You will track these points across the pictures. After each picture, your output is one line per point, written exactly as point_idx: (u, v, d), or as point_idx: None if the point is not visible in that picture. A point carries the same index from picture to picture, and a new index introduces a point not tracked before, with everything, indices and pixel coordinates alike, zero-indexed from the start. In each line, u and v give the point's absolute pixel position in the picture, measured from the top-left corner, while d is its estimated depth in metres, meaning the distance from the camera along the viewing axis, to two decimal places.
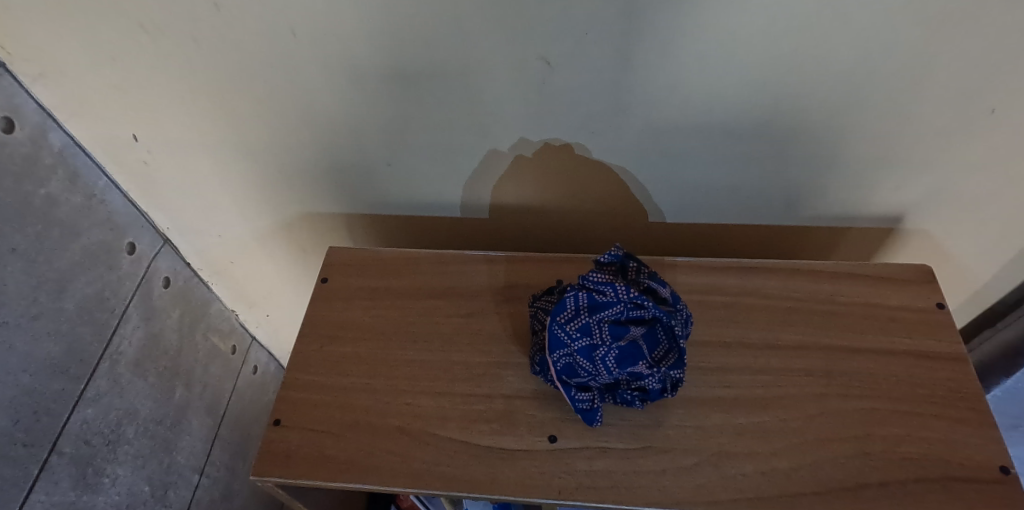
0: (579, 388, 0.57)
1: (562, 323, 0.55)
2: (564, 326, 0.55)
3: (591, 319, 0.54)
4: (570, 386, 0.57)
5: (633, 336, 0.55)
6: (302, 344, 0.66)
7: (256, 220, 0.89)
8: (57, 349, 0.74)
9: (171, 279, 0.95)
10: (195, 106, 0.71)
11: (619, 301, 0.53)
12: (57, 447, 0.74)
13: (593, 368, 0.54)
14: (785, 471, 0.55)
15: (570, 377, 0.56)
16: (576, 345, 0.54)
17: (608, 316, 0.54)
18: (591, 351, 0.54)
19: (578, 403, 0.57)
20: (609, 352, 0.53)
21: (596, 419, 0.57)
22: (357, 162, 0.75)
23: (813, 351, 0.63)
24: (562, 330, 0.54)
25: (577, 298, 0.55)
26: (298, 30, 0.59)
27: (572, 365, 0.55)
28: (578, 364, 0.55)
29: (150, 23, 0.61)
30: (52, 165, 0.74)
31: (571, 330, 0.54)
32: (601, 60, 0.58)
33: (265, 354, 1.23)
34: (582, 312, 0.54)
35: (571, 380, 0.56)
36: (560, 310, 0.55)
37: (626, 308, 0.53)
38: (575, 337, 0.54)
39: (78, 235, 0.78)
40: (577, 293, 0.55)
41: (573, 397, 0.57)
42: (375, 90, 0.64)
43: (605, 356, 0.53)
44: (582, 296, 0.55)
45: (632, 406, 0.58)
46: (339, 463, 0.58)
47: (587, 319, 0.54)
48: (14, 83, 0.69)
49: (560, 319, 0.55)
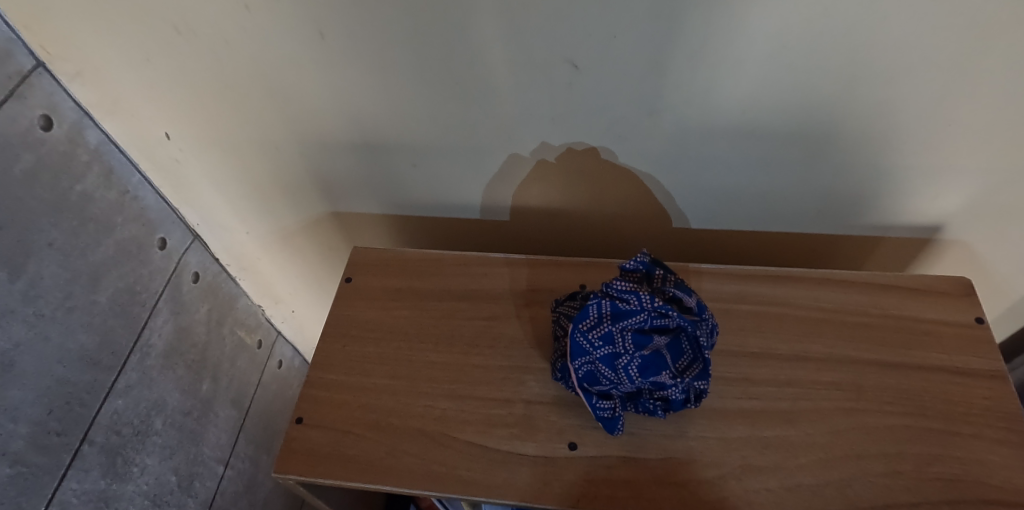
0: (600, 396, 0.56)
1: (584, 330, 0.54)
2: (586, 333, 0.54)
3: (614, 327, 0.53)
4: (592, 393, 0.56)
5: (658, 345, 0.53)
6: (325, 343, 0.67)
7: (282, 219, 0.91)
8: (90, 341, 0.76)
9: (200, 274, 0.98)
10: (223, 106, 0.72)
11: (644, 311, 0.52)
12: (89, 436, 0.75)
13: (615, 376, 0.54)
14: (812, 487, 0.54)
15: (591, 385, 0.56)
16: (598, 354, 0.53)
17: (630, 325, 0.52)
18: (614, 359, 0.53)
19: (600, 411, 0.56)
20: (632, 361, 0.53)
21: (618, 428, 0.57)
22: (382, 163, 0.76)
23: (843, 364, 0.61)
24: (585, 338, 0.54)
25: (600, 306, 0.54)
26: (327, 32, 0.59)
27: (594, 373, 0.55)
28: (600, 373, 0.54)
29: (182, 24, 0.62)
30: (88, 162, 0.77)
31: (594, 338, 0.53)
32: (629, 62, 0.57)
33: (289, 349, 1.26)
34: (605, 320, 0.53)
35: (593, 388, 0.56)
36: (582, 316, 0.55)
37: (650, 319, 0.52)
38: (597, 345, 0.53)
39: (111, 230, 0.80)
40: (599, 300, 0.54)
41: (594, 404, 0.56)
42: (403, 96, 0.65)
43: (628, 364, 0.52)
44: (605, 303, 0.54)
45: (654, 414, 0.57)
46: (359, 463, 0.58)
47: (609, 326, 0.53)
48: (53, 82, 0.72)
49: (582, 326, 0.54)
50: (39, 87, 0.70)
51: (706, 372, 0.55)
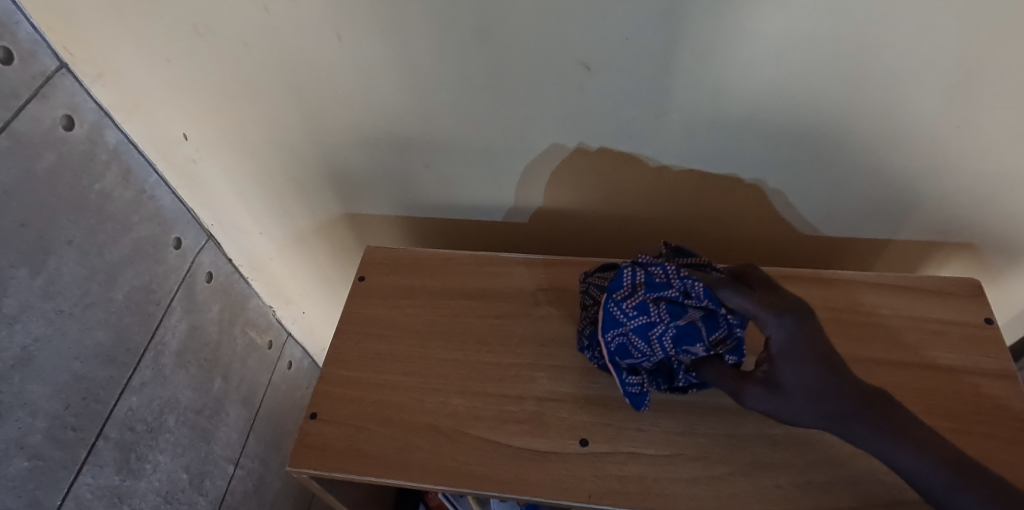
0: (630, 370, 0.57)
1: (619, 299, 0.54)
2: (621, 303, 0.54)
3: (649, 298, 0.52)
4: (622, 367, 0.57)
5: (692, 318, 0.52)
6: (338, 340, 0.67)
7: (296, 220, 0.92)
8: (106, 338, 0.77)
9: (213, 274, 1.00)
10: (239, 108, 0.73)
11: (676, 284, 0.51)
12: (104, 432, 0.76)
13: (648, 347, 0.54)
14: (823, 485, 0.54)
15: (623, 357, 0.56)
16: (632, 324, 0.53)
17: (663, 296, 0.52)
18: (648, 330, 0.53)
19: (628, 385, 0.57)
20: (666, 332, 0.52)
21: (644, 403, 0.58)
22: (396, 165, 0.77)
23: (853, 363, 0.61)
24: (619, 307, 0.53)
25: (634, 275, 0.54)
26: (344, 34, 0.60)
27: (626, 344, 0.55)
28: (632, 344, 0.55)
29: (202, 26, 0.63)
30: (107, 162, 0.78)
31: (628, 308, 0.53)
32: (641, 63, 0.58)
33: (298, 350, 1.27)
34: (639, 289, 0.53)
35: (622, 361, 0.56)
36: (616, 285, 0.55)
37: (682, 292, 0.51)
38: (632, 315, 0.53)
39: (128, 228, 0.81)
40: (634, 269, 0.54)
41: (624, 380, 0.57)
42: (417, 98, 0.66)
43: (662, 334, 0.52)
44: (640, 273, 0.53)
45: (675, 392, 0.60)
46: (372, 458, 0.59)
47: (643, 296, 0.52)
48: (75, 83, 0.74)
49: (617, 296, 0.54)
50: (61, 88, 0.72)
51: (739, 348, 0.53)
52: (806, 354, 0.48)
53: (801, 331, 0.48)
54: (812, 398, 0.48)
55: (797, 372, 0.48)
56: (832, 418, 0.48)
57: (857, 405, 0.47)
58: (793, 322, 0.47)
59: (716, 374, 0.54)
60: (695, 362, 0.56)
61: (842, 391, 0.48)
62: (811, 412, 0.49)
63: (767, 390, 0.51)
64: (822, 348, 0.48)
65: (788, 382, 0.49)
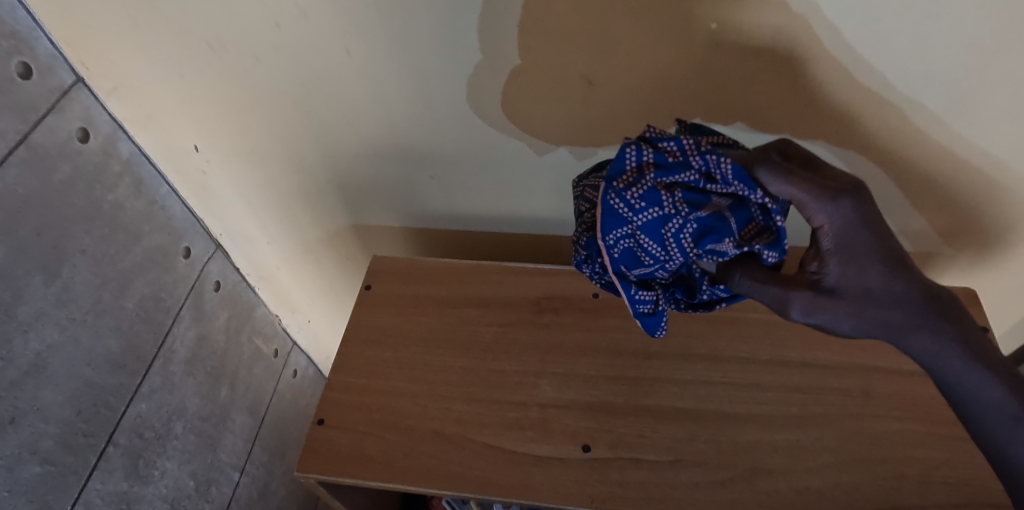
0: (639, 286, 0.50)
1: (621, 190, 0.44)
2: (625, 194, 0.44)
3: (659, 185, 0.43)
4: (631, 282, 0.49)
5: (716, 207, 0.43)
6: (345, 347, 0.69)
7: (304, 229, 0.94)
8: (117, 345, 0.78)
9: (221, 282, 1.01)
10: (250, 121, 0.75)
11: (692, 164, 0.43)
12: (113, 438, 0.77)
13: (662, 250, 0.45)
14: (820, 490, 0.55)
15: (630, 266, 0.48)
16: (641, 221, 0.44)
17: (677, 181, 0.43)
18: (660, 227, 0.44)
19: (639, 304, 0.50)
20: (683, 230, 0.43)
21: (659, 326, 0.53)
22: (402, 176, 0.79)
23: (850, 370, 0.63)
24: (623, 199, 0.44)
25: (640, 154, 0.45)
26: (353, 50, 0.62)
27: (633, 250, 0.47)
28: (641, 247, 0.46)
29: (216, 42, 0.65)
30: (120, 173, 0.80)
31: (634, 199, 0.44)
32: (642, 80, 0.58)
33: (304, 358, 1.29)
34: (647, 174, 0.44)
35: (631, 271, 0.48)
36: (617, 169, 0.46)
37: (701, 174, 0.43)
38: (640, 208, 0.44)
39: (140, 238, 0.83)
40: (639, 149, 0.45)
41: (634, 297, 0.50)
42: (424, 111, 0.68)
43: (679, 230, 0.43)
44: (647, 153, 0.45)
45: (700, 309, 0.54)
46: (378, 463, 0.60)
47: (653, 182, 0.44)
48: (90, 97, 0.76)
49: (619, 186, 0.45)
50: (77, 101, 0.74)
51: (778, 243, 0.43)
52: (865, 246, 0.38)
53: (858, 217, 0.37)
54: (872, 303, 0.38)
55: (850, 270, 0.38)
56: (894, 328, 0.38)
57: (934, 310, 0.38)
58: (850, 205, 0.37)
59: (754, 280, 0.43)
60: (726, 268, 0.45)
61: (911, 290, 0.38)
62: (865, 319, 0.39)
63: (815, 294, 0.40)
64: (883, 240, 0.38)
65: (837, 280, 0.38)
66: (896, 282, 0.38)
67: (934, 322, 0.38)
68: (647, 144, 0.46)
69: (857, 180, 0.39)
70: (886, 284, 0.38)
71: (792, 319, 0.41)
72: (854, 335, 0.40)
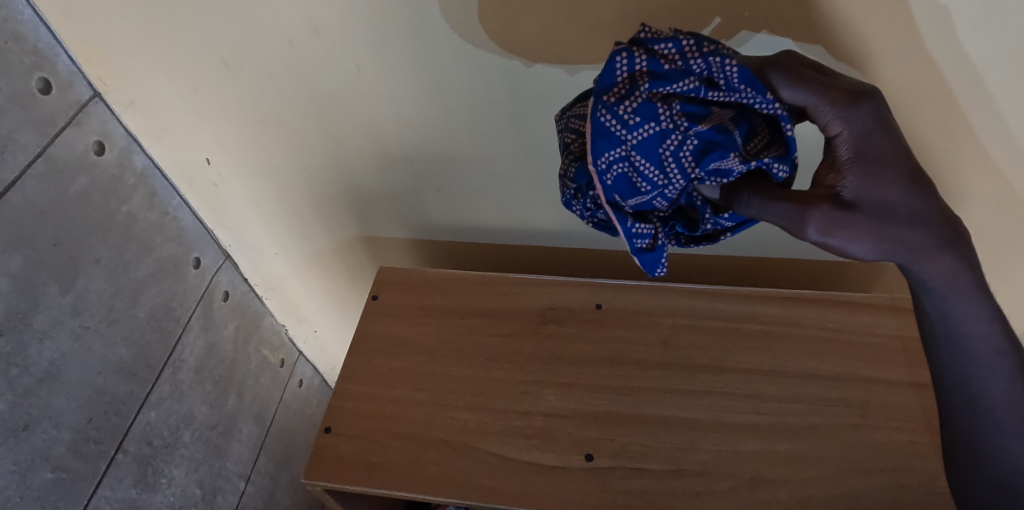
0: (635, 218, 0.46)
1: (614, 106, 0.41)
2: (618, 111, 0.41)
3: (656, 100, 0.40)
4: (625, 213, 0.46)
5: (719, 119, 0.41)
6: (352, 356, 0.70)
7: (312, 240, 0.96)
8: (128, 354, 0.80)
9: (230, 292, 1.03)
10: (262, 134, 0.77)
11: (692, 69, 0.39)
12: (123, 445, 0.78)
13: (660, 175, 0.42)
14: (821, 500, 0.56)
15: (626, 195, 0.44)
16: (635, 139, 0.41)
17: (674, 91, 0.40)
18: (658, 145, 0.41)
19: (636, 238, 0.47)
20: (683, 147, 0.41)
21: (659, 265, 0.49)
22: (409, 188, 0.81)
23: (850, 382, 0.63)
24: (617, 116, 0.40)
25: (631, 61, 0.41)
26: (363, 66, 0.64)
27: (629, 176, 0.43)
28: (636, 170, 0.42)
29: (230, 58, 0.67)
30: (134, 185, 0.82)
31: (629, 115, 0.40)
32: None
33: (309, 368, 1.31)
34: (642, 86, 0.40)
35: (626, 201, 0.44)
36: (608, 81, 0.42)
37: (701, 80, 0.40)
38: (636, 126, 0.40)
39: (152, 248, 0.85)
40: (630, 54, 0.41)
41: (631, 231, 0.46)
42: (431, 125, 0.69)
43: (680, 149, 0.41)
44: (641, 60, 0.40)
45: (703, 243, 0.51)
46: (384, 471, 0.61)
47: (648, 94, 0.40)
48: (107, 111, 0.77)
49: (610, 101, 0.41)
50: (94, 116, 0.76)
51: (788, 156, 0.41)
52: (886, 157, 0.38)
53: (876, 126, 0.38)
54: (891, 219, 0.39)
55: (868, 181, 0.38)
56: (910, 247, 0.40)
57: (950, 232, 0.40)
58: (867, 113, 0.38)
59: (764, 198, 0.42)
60: (733, 192, 0.44)
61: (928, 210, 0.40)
62: (884, 239, 0.39)
63: (832, 209, 0.39)
64: (902, 152, 0.39)
65: (857, 192, 0.39)
66: (915, 200, 0.39)
67: (950, 244, 0.40)
68: (639, 47, 0.42)
69: (874, 88, 0.39)
70: (903, 199, 0.39)
71: (806, 239, 0.41)
72: (868, 256, 0.40)
